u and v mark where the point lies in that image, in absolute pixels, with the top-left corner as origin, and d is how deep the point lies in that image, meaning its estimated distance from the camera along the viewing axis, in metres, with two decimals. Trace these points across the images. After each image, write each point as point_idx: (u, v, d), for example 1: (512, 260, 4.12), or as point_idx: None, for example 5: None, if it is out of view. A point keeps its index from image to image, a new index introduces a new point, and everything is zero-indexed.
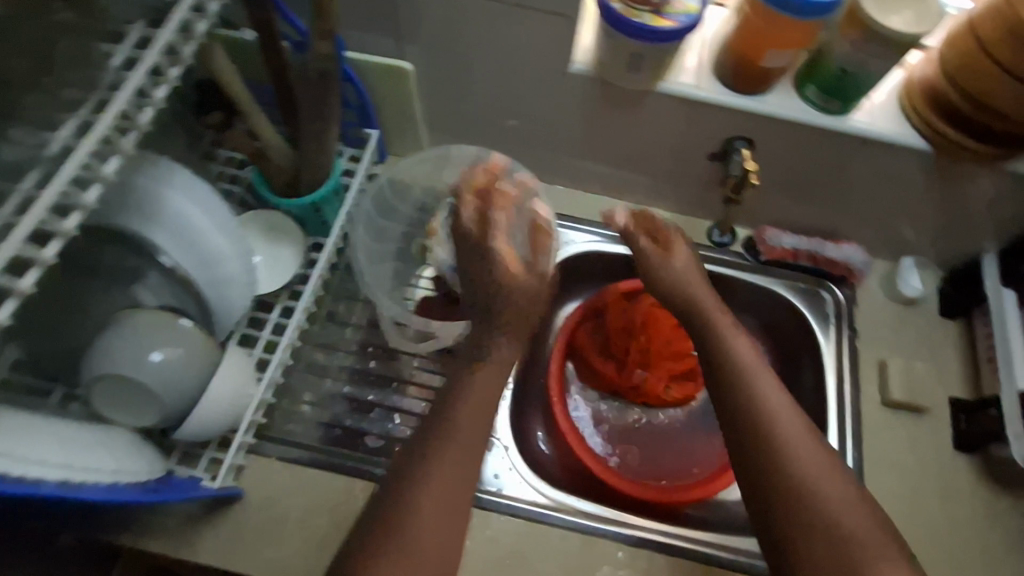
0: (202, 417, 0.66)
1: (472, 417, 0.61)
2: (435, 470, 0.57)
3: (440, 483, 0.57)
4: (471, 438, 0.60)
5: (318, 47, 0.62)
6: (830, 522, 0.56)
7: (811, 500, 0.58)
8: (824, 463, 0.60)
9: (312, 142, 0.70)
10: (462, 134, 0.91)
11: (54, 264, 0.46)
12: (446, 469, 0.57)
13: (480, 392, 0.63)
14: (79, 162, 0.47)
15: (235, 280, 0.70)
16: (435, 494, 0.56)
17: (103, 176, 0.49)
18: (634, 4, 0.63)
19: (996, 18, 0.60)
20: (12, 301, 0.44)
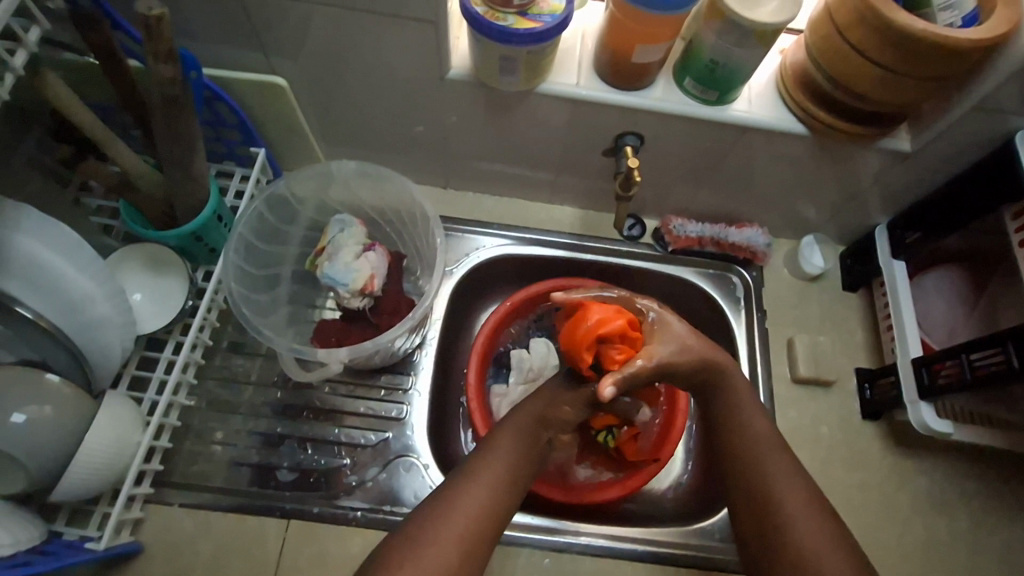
0: (78, 479, 0.61)
1: (484, 489, 0.59)
2: (444, 529, 0.55)
3: (447, 540, 0.54)
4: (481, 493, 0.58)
5: (159, 70, 0.56)
6: (799, 550, 0.55)
7: (786, 533, 0.57)
8: (802, 492, 0.59)
9: (178, 168, 0.66)
10: (358, 144, 0.88)
11: None
12: (448, 526, 0.55)
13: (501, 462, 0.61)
14: None
15: (108, 322, 0.66)
16: (433, 557, 0.53)
17: None
18: (496, 6, 0.61)
19: (846, 3, 0.61)
20: None
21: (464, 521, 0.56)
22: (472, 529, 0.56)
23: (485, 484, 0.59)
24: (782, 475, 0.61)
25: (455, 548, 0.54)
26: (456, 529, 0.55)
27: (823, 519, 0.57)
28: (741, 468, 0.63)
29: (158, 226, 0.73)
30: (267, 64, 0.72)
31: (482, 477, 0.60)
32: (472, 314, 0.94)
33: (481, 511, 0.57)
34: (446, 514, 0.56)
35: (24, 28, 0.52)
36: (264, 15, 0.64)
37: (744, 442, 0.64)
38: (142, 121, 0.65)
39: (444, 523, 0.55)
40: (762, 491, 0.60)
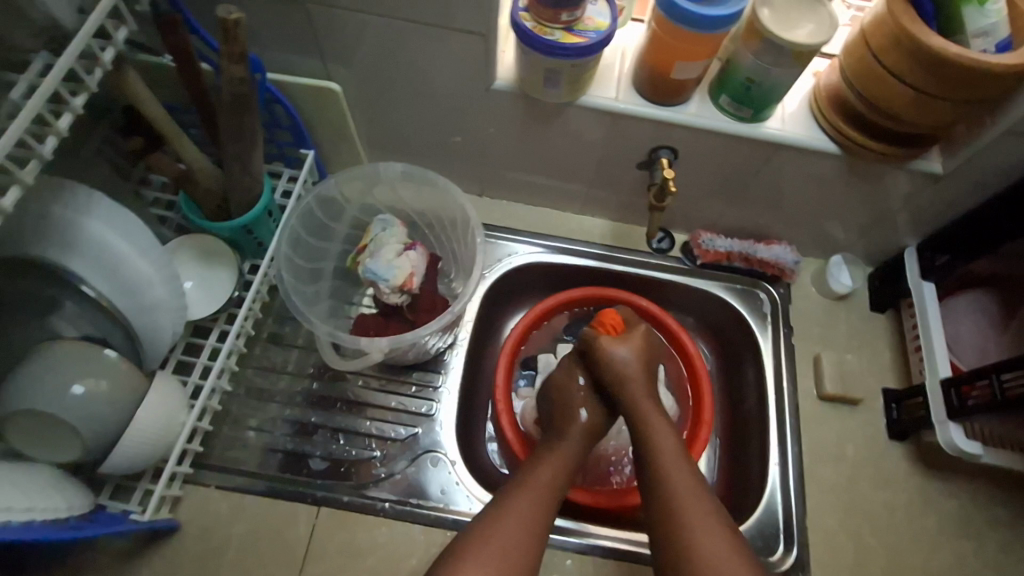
0: (126, 452, 0.64)
1: (531, 496, 0.63)
2: (503, 530, 0.59)
3: (507, 538, 0.59)
4: (523, 520, 0.60)
5: (230, 71, 0.61)
6: (704, 561, 0.57)
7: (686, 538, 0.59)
8: (706, 502, 0.62)
9: (238, 163, 0.70)
10: (400, 151, 0.92)
11: (33, 181, 0.50)
12: (506, 525, 0.59)
13: (543, 492, 0.64)
14: (13, 142, 0.47)
15: (162, 306, 0.70)
16: (497, 550, 0.57)
17: (21, 179, 0.49)
18: (544, 22, 0.65)
19: (882, 27, 0.63)
20: (17, 185, 0.49)
21: (524, 518, 0.61)
22: (535, 529, 0.60)
23: (537, 488, 0.64)
24: (687, 482, 0.63)
25: (517, 546, 0.58)
26: (518, 531, 0.59)
27: (721, 525, 0.60)
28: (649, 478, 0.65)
29: (213, 218, 0.77)
30: (324, 70, 0.77)
31: (535, 485, 0.65)
32: (500, 320, 0.96)
33: (538, 514, 0.62)
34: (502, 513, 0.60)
35: (114, 26, 0.57)
36: (327, 23, 0.69)
37: (650, 451, 0.67)
38: (208, 120, 0.70)
39: (502, 522, 0.60)
40: (669, 501, 0.62)
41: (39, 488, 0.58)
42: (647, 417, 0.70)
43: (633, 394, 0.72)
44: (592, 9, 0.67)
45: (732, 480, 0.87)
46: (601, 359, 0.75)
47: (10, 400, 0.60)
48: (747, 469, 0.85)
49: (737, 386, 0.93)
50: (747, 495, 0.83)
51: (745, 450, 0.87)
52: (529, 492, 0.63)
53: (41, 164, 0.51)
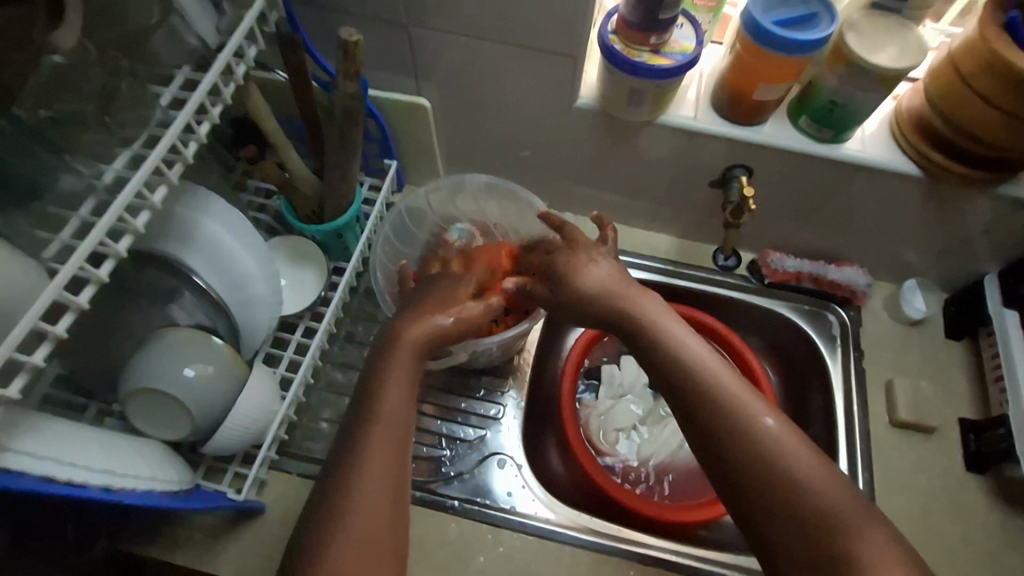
0: (227, 433, 0.70)
1: (384, 432, 0.57)
2: (370, 448, 0.56)
3: (380, 463, 0.56)
4: (386, 472, 0.55)
5: (343, 87, 0.66)
6: (806, 489, 0.53)
7: (781, 474, 0.54)
8: (791, 436, 0.56)
9: (337, 172, 0.76)
10: (477, 166, 0.96)
11: (178, 181, 0.57)
12: (376, 433, 0.57)
13: (396, 438, 0.58)
14: (167, 146, 0.54)
15: (262, 301, 0.76)
16: (370, 475, 0.55)
17: (169, 179, 0.56)
18: (632, 45, 0.68)
19: (971, 52, 0.64)
20: (165, 185, 0.56)
21: (391, 434, 0.57)
22: (397, 447, 0.57)
23: (402, 397, 0.59)
24: (752, 398, 0.58)
25: (384, 462, 0.56)
26: (381, 444, 0.56)
27: (813, 451, 0.55)
28: (709, 411, 0.58)
29: (308, 222, 0.83)
30: (416, 88, 0.82)
31: (392, 404, 0.59)
32: (564, 329, 0.99)
33: (402, 425, 0.58)
34: (368, 431, 0.57)
35: (247, 45, 0.63)
36: (425, 44, 0.75)
37: (698, 380, 0.60)
38: (311, 131, 0.76)
39: (372, 436, 0.56)
40: (745, 436, 0.56)
41: (156, 459, 0.63)
42: (659, 340, 0.63)
43: (631, 304, 0.66)
44: (678, 33, 0.70)
45: None
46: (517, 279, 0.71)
47: (132, 379, 0.66)
48: None
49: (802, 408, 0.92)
50: None
51: None
52: (392, 399, 0.59)
53: (185, 166, 0.58)
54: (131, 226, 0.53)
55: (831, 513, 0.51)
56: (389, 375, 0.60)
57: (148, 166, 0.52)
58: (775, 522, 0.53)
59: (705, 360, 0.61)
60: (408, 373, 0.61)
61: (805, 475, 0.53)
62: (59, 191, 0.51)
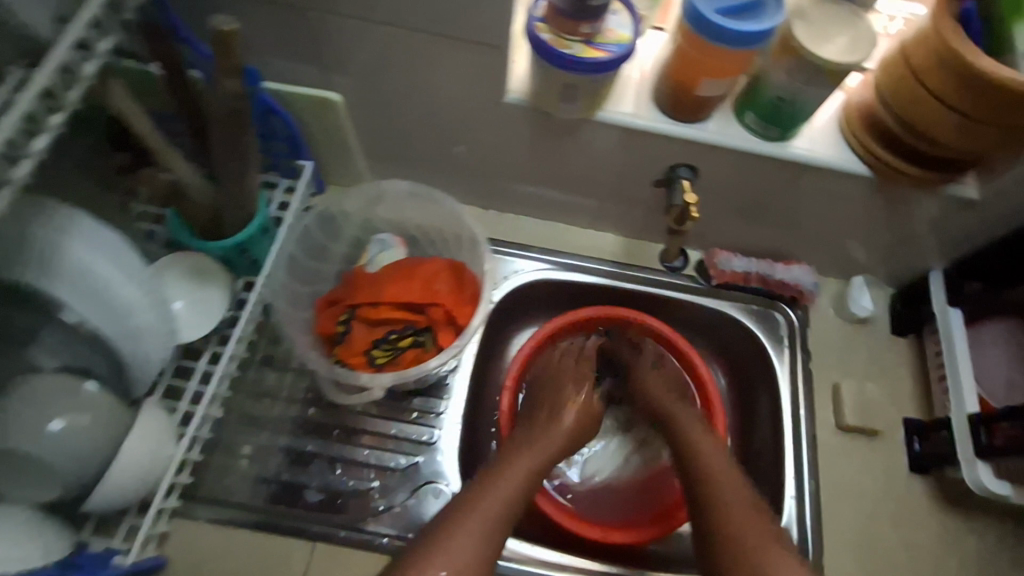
0: (109, 490, 0.60)
1: (481, 513, 0.62)
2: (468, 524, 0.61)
3: (463, 550, 0.59)
4: (474, 534, 0.60)
5: (224, 85, 0.55)
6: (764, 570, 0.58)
7: (738, 556, 0.60)
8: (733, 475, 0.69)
9: (230, 181, 0.65)
10: (404, 163, 0.87)
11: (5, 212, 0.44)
12: (471, 518, 0.61)
13: (496, 506, 0.63)
14: None
15: (151, 331, 0.65)
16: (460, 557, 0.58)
17: None
18: (562, 34, 0.60)
19: (926, 44, 0.59)
20: None
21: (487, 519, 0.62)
22: (489, 532, 0.61)
23: (500, 492, 0.65)
24: (733, 487, 0.67)
25: (483, 545, 0.60)
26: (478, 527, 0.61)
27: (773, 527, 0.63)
28: (701, 499, 0.67)
29: (204, 235, 0.73)
30: (324, 79, 0.72)
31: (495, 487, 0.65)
32: (507, 337, 0.91)
33: (496, 515, 0.63)
34: (466, 512, 0.62)
35: (97, 36, 0.51)
36: (326, 30, 0.64)
37: (697, 465, 0.70)
38: (196, 132, 0.65)
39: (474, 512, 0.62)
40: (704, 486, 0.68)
41: (11, 534, 0.54)
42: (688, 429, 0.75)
43: (654, 394, 0.81)
44: (614, 21, 0.62)
45: None
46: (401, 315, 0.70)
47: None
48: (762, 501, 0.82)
49: (751, 412, 0.89)
50: None
51: (759, 481, 0.84)
52: (502, 489, 0.65)
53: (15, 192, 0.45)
54: None
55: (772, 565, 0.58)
56: (517, 459, 0.70)
57: None
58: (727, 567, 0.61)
59: (716, 455, 0.71)
60: (529, 452, 0.71)
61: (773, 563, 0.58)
62: None
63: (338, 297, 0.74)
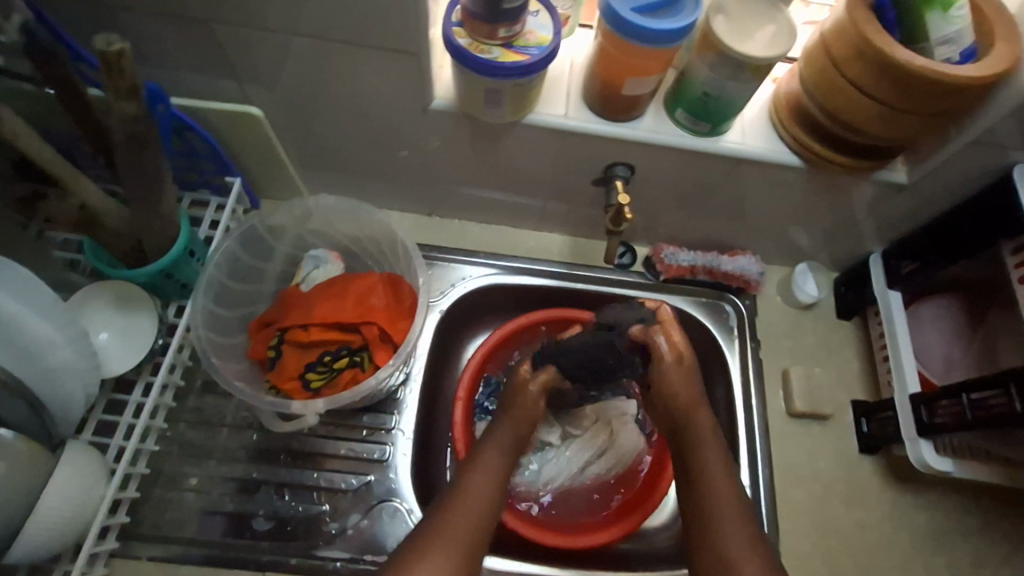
0: (32, 539, 0.57)
1: (464, 516, 0.59)
2: (453, 521, 0.58)
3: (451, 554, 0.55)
4: (459, 535, 0.57)
5: (120, 107, 0.53)
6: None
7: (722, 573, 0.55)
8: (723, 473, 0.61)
9: (145, 204, 0.63)
10: (340, 173, 0.84)
11: None
12: (460, 513, 0.59)
13: (477, 509, 0.61)
14: None
15: (69, 369, 0.63)
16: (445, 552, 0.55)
17: None
18: (480, 38, 0.59)
19: (843, 35, 0.59)
20: None
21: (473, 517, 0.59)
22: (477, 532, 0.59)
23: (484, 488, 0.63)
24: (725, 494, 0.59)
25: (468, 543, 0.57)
26: (464, 525, 0.58)
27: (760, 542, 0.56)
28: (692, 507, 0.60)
29: (126, 264, 0.70)
30: (240, 93, 0.69)
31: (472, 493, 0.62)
32: (458, 345, 0.90)
33: (482, 513, 0.60)
34: (453, 511, 0.59)
35: None
36: (234, 43, 0.61)
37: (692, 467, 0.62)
38: (104, 154, 0.62)
39: (458, 509, 0.59)
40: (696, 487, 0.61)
41: None
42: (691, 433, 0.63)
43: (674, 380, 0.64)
44: (533, 22, 0.61)
45: None
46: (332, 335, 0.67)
47: None
48: None
49: None
50: None
51: None
52: (476, 489, 0.62)
53: None
54: None
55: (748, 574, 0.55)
56: (490, 453, 0.67)
57: None
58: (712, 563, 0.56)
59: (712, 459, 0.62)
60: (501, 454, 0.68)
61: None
62: None
63: (272, 319, 0.71)
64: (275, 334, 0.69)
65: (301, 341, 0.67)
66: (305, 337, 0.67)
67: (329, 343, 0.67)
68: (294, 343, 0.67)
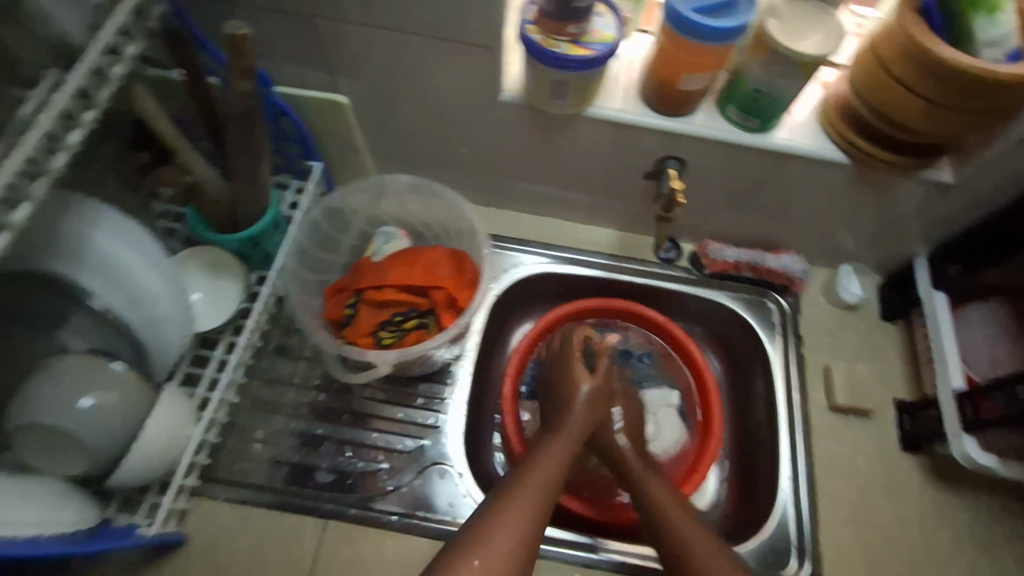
0: (132, 466, 0.63)
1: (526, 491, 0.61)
2: (514, 507, 0.59)
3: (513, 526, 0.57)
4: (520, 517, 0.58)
5: (238, 85, 0.61)
6: None
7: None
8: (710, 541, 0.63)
9: (246, 177, 0.70)
10: (408, 163, 0.92)
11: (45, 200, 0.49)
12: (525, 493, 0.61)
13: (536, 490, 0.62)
14: (40, 139, 0.48)
15: (170, 319, 0.69)
16: (500, 550, 0.55)
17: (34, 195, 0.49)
18: (551, 34, 0.65)
19: (891, 38, 0.63)
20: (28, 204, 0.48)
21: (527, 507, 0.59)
22: (532, 523, 0.59)
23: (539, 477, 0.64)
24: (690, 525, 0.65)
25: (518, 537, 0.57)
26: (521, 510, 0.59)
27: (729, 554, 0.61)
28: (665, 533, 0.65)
29: (220, 230, 0.76)
30: (331, 82, 0.77)
31: (532, 483, 0.62)
32: (507, 328, 0.95)
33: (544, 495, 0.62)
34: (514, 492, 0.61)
35: (124, 43, 0.57)
36: (333, 37, 0.70)
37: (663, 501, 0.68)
38: (214, 132, 0.71)
39: (517, 503, 0.59)
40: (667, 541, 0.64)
41: (48, 499, 0.59)
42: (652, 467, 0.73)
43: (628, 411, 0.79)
44: (599, 22, 0.67)
45: (741, 491, 0.86)
46: (406, 298, 0.75)
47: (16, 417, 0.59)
48: (758, 480, 0.84)
49: (745, 395, 0.92)
50: (757, 505, 0.81)
51: (752, 464, 0.86)
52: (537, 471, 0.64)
53: (53, 179, 0.50)
54: None
55: None
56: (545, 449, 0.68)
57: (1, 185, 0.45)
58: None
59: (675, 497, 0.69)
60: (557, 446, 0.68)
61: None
62: None
63: (348, 285, 0.78)
64: (351, 295, 0.76)
65: (379, 302, 0.75)
66: (381, 299, 0.74)
67: (404, 305, 0.75)
68: (370, 305, 0.75)
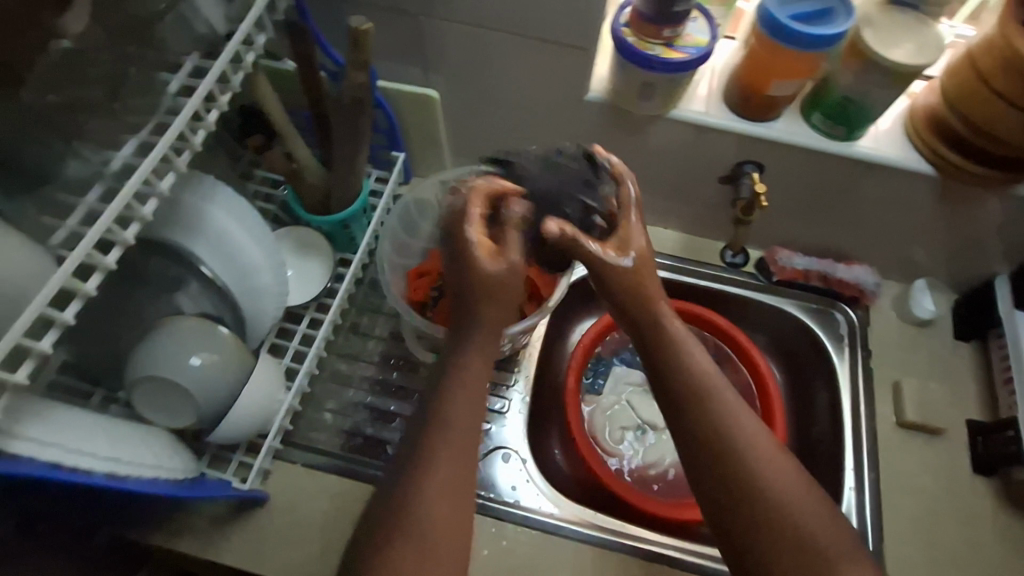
0: (232, 422, 0.70)
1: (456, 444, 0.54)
2: (436, 465, 0.53)
3: (436, 490, 0.52)
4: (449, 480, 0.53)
5: (353, 77, 0.66)
6: (778, 506, 0.54)
7: (758, 489, 0.55)
8: (765, 442, 0.57)
9: (346, 163, 0.75)
10: (484, 159, 0.96)
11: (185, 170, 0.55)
12: (446, 443, 0.53)
13: (456, 432, 0.54)
14: (189, 116, 0.53)
15: (268, 292, 0.74)
16: (432, 524, 0.51)
17: (177, 166, 0.55)
18: (645, 37, 0.68)
19: (992, 51, 0.63)
20: (173, 174, 0.54)
21: (449, 471, 0.53)
22: (462, 475, 0.53)
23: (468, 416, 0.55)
24: (738, 419, 0.57)
25: (446, 503, 0.52)
26: (447, 464, 0.53)
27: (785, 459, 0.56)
28: (705, 430, 0.57)
29: (313, 211, 0.82)
30: (425, 79, 0.81)
31: (457, 431, 0.54)
32: (571, 323, 0.97)
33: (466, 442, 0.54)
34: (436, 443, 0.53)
35: (255, 33, 0.61)
36: (434, 35, 0.74)
37: (698, 385, 0.59)
38: (319, 120, 0.75)
39: (438, 466, 0.52)
40: (712, 436, 0.57)
41: (160, 446, 0.64)
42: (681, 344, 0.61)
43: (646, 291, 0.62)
44: (691, 26, 0.69)
45: None
46: None
47: (133, 371, 0.64)
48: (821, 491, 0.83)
49: (808, 406, 0.92)
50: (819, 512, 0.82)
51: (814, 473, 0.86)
52: (460, 407, 0.55)
53: (193, 152, 0.56)
54: (121, 238, 0.50)
55: (784, 502, 0.54)
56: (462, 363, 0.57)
57: (153, 157, 0.50)
58: (726, 504, 0.55)
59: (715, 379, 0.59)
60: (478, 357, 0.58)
61: (777, 494, 0.54)
62: (66, 178, 0.49)
63: (429, 271, 0.89)
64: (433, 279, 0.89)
65: None
66: None
67: None
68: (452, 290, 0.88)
